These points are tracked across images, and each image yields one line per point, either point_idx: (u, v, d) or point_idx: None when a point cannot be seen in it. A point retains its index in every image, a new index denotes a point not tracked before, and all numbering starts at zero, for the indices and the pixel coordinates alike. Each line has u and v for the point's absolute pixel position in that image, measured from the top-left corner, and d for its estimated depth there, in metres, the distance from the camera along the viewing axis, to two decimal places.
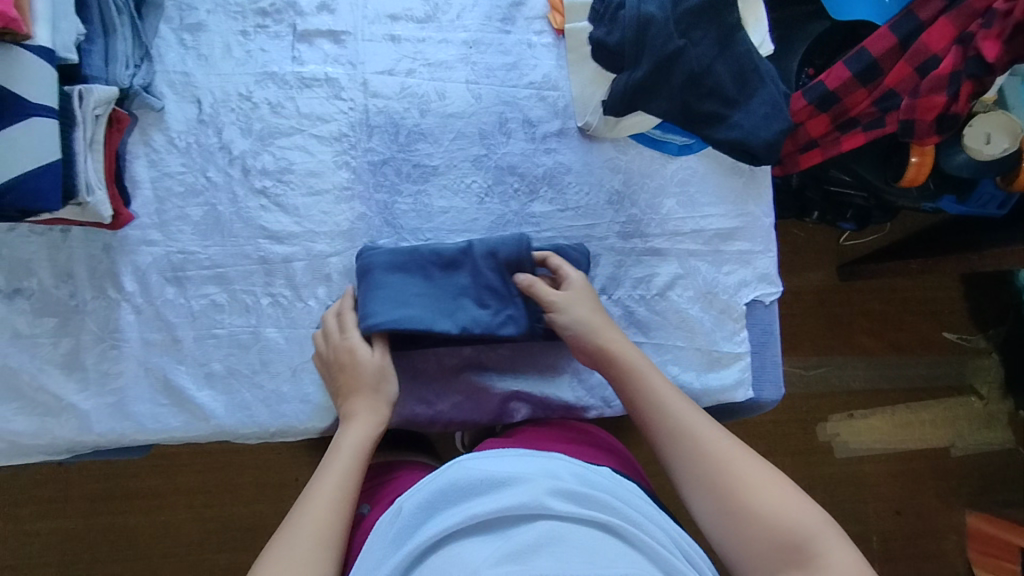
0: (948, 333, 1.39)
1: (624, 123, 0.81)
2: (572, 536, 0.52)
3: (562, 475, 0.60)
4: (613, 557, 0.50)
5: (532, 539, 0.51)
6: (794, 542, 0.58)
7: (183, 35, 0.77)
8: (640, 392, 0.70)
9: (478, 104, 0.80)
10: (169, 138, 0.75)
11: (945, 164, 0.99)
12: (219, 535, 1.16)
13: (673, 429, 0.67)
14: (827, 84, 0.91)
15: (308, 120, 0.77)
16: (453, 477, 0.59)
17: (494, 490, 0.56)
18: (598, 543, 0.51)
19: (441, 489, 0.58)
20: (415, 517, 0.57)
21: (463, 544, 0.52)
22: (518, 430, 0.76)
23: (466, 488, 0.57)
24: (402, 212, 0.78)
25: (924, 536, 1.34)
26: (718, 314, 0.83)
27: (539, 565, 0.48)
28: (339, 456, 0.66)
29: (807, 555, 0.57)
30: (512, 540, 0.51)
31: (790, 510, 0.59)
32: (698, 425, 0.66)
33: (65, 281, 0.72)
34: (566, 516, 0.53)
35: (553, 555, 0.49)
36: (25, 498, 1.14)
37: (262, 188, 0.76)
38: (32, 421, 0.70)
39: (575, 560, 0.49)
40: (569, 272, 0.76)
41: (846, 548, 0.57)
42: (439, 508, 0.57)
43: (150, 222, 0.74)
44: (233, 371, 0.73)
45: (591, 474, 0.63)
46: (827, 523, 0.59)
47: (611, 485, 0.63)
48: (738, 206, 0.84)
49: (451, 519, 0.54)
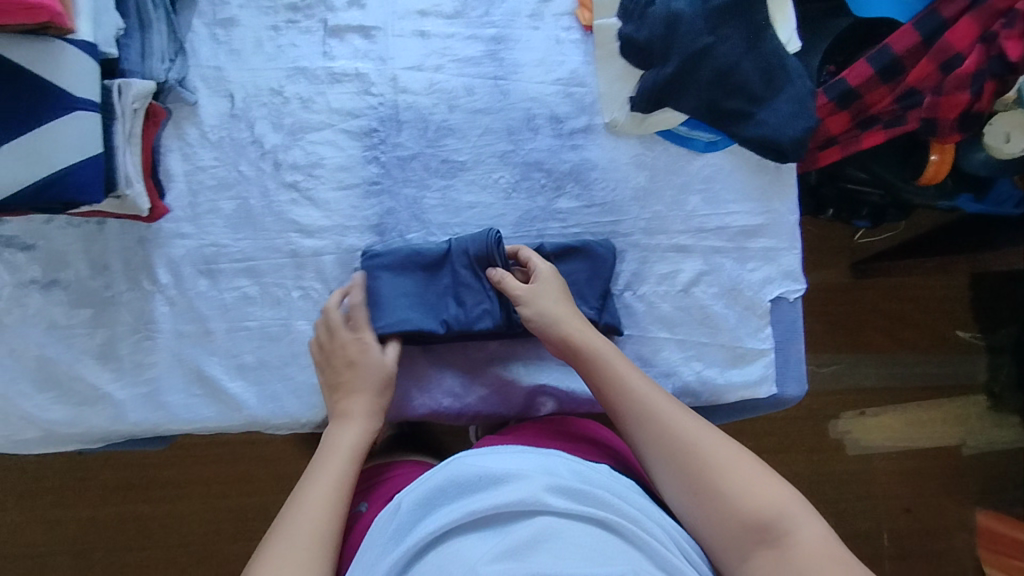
0: (961, 332, 1.39)
1: (652, 120, 0.82)
2: (570, 534, 0.52)
3: (561, 471, 0.61)
4: (612, 555, 0.51)
5: (531, 535, 0.51)
6: (763, 521, 0.59)
7: (215, 30, 0.77)
8: (608, 380, 0.69)
9: (506, 100, 0.81)
10: (202, 132, 0.76)
11: (965, 164, 1.02)
12: (236, 525, 1.17)
13: (641, 416, 0.67)
14: (849, 81, 0.90)
15: (338, 115, 0.78)
16: (450, 473, 0.59)
17: (493, 486, 0.57)
18: (596, 541, 0.52)
19: (440, 486, 0.59)
20: (414, 513, 0.58)
21: (463, 540, 0.53)
22: (529, 422, 0.76)
23: (464, 484, 0.58)
24: (431, 206, 0.79)
25: (933, 533, 1.35)
26: (742, 311, 0.83)
27: (538, 563, 0.49)
28: (335, 454, 0.67)
29: (776, 533, 0.58)
30: (509, 536, 0.52)
31: (758, 490, 0.60)
32: (666, 410, 0.66)
33: (101, 273, 0.73)
34: (564, 513, 0.54)
35: (553, 554, 0.50)
36: (47, 486, 1.15)
37: (293, 181, 0.77)
38: (68, 410, 0.72)
39: (573, 558, 0.49)
40: (537, 264, 0.76)
41: (813, 524, 0.58)
42: (439, 504, 0.57)
43: (184, 215, 0.75)
44: (264, 363, 0.74)
45: (589, 471, 0.63)
46: (794, 499, 0.60)
47: (612, 482, 0.62)
48: (763, 203, 0.85)
49: (451, 514, 0.55)
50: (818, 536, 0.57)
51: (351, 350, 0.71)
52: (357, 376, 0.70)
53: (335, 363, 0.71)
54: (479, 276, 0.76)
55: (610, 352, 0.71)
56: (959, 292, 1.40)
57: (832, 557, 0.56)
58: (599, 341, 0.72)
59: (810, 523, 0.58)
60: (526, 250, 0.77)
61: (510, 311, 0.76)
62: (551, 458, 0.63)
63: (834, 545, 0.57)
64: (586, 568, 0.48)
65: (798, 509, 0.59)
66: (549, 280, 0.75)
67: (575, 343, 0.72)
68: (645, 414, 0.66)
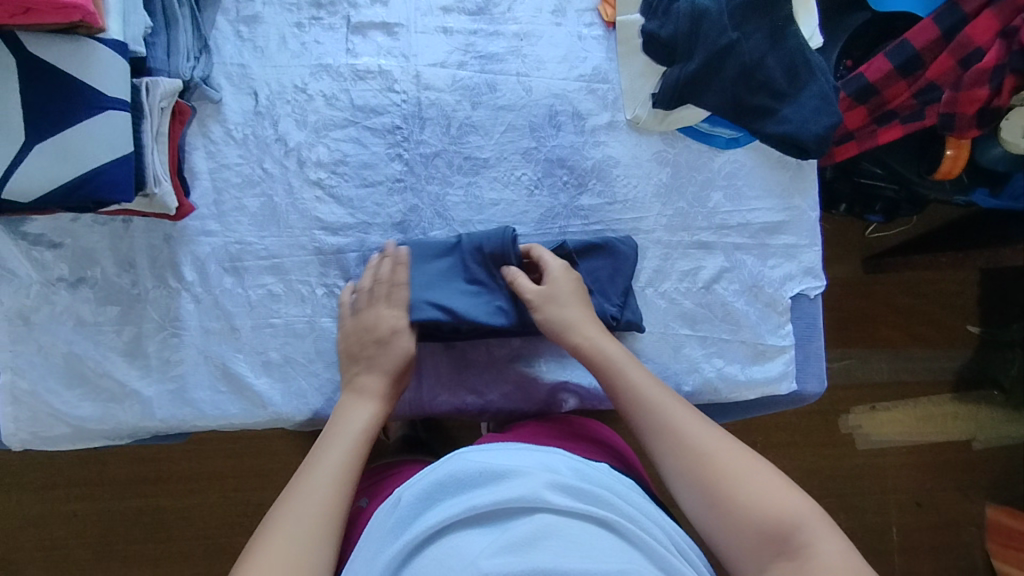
0: (972, 326, 1.39)
1: (674, 116, 0.82)
2: (570, 531, 0.52)
3: (560, 468, 0.60)
4: (610, 552, 0.51)
5: (530, 532, 0.51)
6: (781, 533, 0.57)
7: (239, 27, 0.77)
8: (619, 387, 0.69)
9: (529, 96, 0.81)
10: (227, 130, 0.76)
11: (982, 159, 1.01)
12: (250, 519, 1.18)
13: (654, 421, 0.66)
14: (867, 76, 0.91)
15: (361, 112, 0.78)
16: (452, 469, 0.59)
17: (493, 482, 0.56)
18: (596, 539, 0.52)
19: (441, 481, 0.58)
20: (414, 507, 0.57)
21: (463, 535, 0.53)
22: (545, 419, 0.76)
23: (465, 480, 0.57)
24: (454, 203, 0.79)
25: (943, 527, 1.35)
26: (764, 307, 0.84)
27: (539, 560, 0.48)
28: (338, 436, 0.66)
29: (794, 545, 0.57)
30: (509, 533, 0.51)
31: (775, 500, 0.59)
32: (681, 417, 0.65)
33: (128, 271, 0.73)
34: (564, 510, 0.54)
35: (553, 551, 0.50)
36: (64, 480, 1.16)
37: (317, 179, 0.77)
38: (97, 406, 0.72)
39: (573, 556, 0.49)
40: (549, 261, 0.75)
41: (832, 535, 0.57)
42: (438, 499, 0.57)
43: (209, 212, 0.75)
44: (290, 360, 0.75)
45: (589, 469, 0.62)
46: (812, 510, 0.58)
47: (611, 480, 0.62)
48: (785, 199, 0.84)
49: (451, 510, 0.55)
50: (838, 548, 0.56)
51: (382, 327, 0.71)
52: (386, 357, 0.71)
53: (363, 341, 0.71)
54: (494, 274, 0.76)
55: (624, 356, 0.71)
56: (969, 286, 1.40)
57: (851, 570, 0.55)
58: (613, 345, 0.72)
59: (828, 536, 0.57)
60: (541, 247, 0.76)
61: (522, 309, 0.76)
62: (551, 454, 0.63)
63: (853, 556, 0.56)
64: (586, 566, 0.48)
65: (816, 519, 0.58)
66: (568, 280, 0.75)
67: (590, 348, 0.71)
68: (658, 421, 0.66)
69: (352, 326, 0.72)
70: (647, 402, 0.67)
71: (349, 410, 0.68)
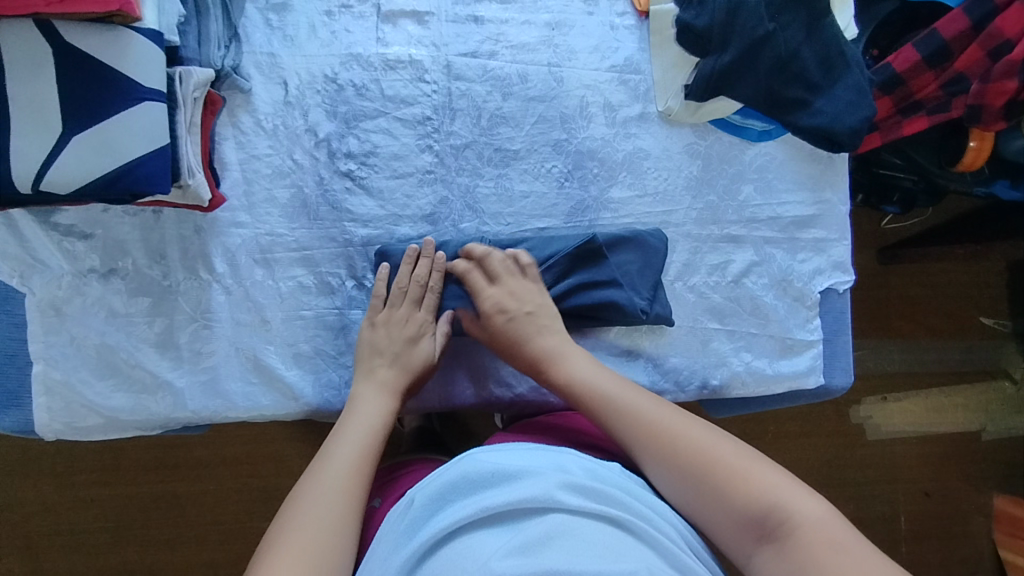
0: (985, 318, 1.39)
1: (706, 108, 0.81)
2: (582, 531, 0.52)
3: (572, 468, 0.60)
4: (623, 552, 0.51)
5: (543, 532, 0.51)
6: (760, 513, 0.57)
7: (269, 15, 0.76)
8: (583, 388, 0.69)
9: (560, 87, 0.80)
10: (257, 120, 0.75)
11: (1004, 151, 0.98)
12: (264, 504, 1.19)
13: (623, 421, 0.65)
14: (894, 66, 0.89)
15: (392, 103, 0.77)
16: (463, 470, 0.58)
17: (505, 482, 0.56)
18: (608, 538, 0.52)
19: (454, 483, 0.58)
20: (427, 508, 0.57)
21: (475, 536, 0.53)
22: (564, 417, 0.77)
23: (476, 480, 0.57)
24: (484, 196, 0.78)
25: (950, 517, 1.36)
26: (792, 301, 0.83)
27: (551, 560, 0.48)
28: (352, 432, 0.65)
29: (775, 523, 0.56)
30: (522, 533, 0.52)
31: (749, 482, 0.58)
32: (644, 408, 0.65)
33: (159, 262, 0.73)
34: (577, 510, 0.54)
35: (564, 551, 0.50)
36: (82, 466, 1.17)
37: (347, 170, 0.76)
38: (129, 398, 0.72)
39: (586, 556, 0.49)
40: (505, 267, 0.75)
41: (807, 502, 0.57)
42: (451, 500, 0.57)
43: (239, 204, 0.74)
44: (320, 352, 0.75)
45: (603, 470, 0.62)
46: (783, 482, 0.58)
47: (623, 479, 0.62)
48: (816, 193, 0.84)
49: (462, 511, 0.54)
50: (816, 518, 0.55)
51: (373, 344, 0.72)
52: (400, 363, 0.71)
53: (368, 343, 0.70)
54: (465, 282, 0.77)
55: (584, 364, 0.70)
56: (984, 277, 1.40)
57: (831, 544, 0.54)
58: (580, 358, 0.71)
59: (804, 504, 0.56)
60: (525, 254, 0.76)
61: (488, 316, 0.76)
62: (562, 455, 0.62)
63: (833, 520, 0.56)
64: (599, 566, 0.48)
65: (795, 491, 0.57)
66: (537, 313, 0.74)
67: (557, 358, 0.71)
68: (626, 417, 0.65)
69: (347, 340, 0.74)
70: (610, 403, 0.66)
71: (366, 395, 0.69)
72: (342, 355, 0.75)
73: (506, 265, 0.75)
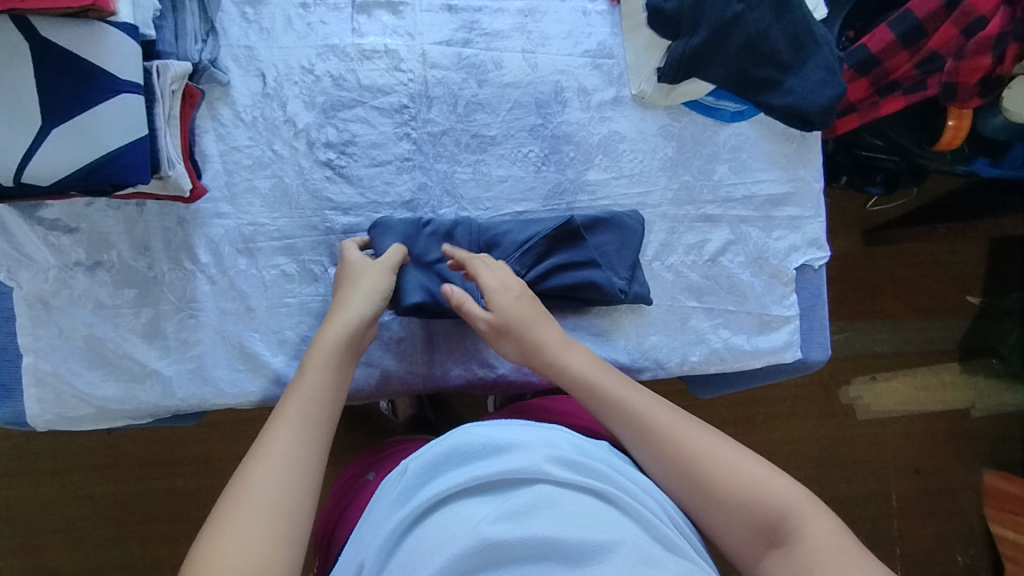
0: (970, 297, 1.41)
1: (679, 91, 0.82)
2: (568, 502, 0.54)
3: (561, 443, 0.61)
4: (606, 522, 0.53)
5: (529, 501, 0.53)
6: (773, 522, 0.58)
7: (244, 9, 0.77)
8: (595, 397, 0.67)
9: (534, 73, 0.81)
10: (236, 112, 0.76)
11: (982, 129, 1.00)
12: None
13: (628, 422, 0.65)
14: (870, 47, 0.91)
15: (369, 92, 0.78)
16: (454, 441, 0.60)
17: (495, 454, 0.58)
18: (591, 509, 0.54)
19: (446, 453, 0.60)
20: (419, 477, 0.59)
21: (464, 504, 0.54)
22: (544, 400, 0.80)
23: (467, 452, 0.59)
24: (462, 181, 0.80)
25: (940, 494, 1.38)
26: (769, 278, 0.85)
27: (538, 528, 0.50)
28: (321, 354, 0.65)
29: (786, 531, 0.57)
30: (509, 501, 0.53)
31: (752, 491, 0.60)
32: (660, 418, 0.65)
33: (143, 254, 0.75)
34: (563, 482, 0.55)
35: (549, 520, 0.51)
36: (83, 464, 1.18)
37: (327, 159, 0.77)
38: (118, 387, 0.74)
39: (571, 525, 0.51)
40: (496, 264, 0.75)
41: (822, 517, 0.57)
42: (442, 470, 0.58)
43: (221, 195, 0.76)
44: (305, 338, 0.76)
45: (591, 446, 0.63)
46: (799, 496, 0.59)
47: (609, 455, 0.64)
48: (790, 171, 0.86)
49: (454, 480, 0.56)
50: (823, 535, 0.56)
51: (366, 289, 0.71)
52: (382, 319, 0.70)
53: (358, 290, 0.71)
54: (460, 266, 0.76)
55: (587, 362, 0.70)
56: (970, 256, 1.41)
57: (839, 550, 0.55)
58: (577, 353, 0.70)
59: (818, 518, 0.57)
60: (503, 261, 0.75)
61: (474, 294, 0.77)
62: (551, 431, 0.64)
63: (843, 534, 0.57)
64: (583, 534, 0.50)
65: (803, 504, 0.58)
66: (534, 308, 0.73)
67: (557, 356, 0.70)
68: (640, 425, 0.65)
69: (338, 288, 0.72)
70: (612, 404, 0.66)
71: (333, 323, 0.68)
72: None
73: (496, 266, 0.74)
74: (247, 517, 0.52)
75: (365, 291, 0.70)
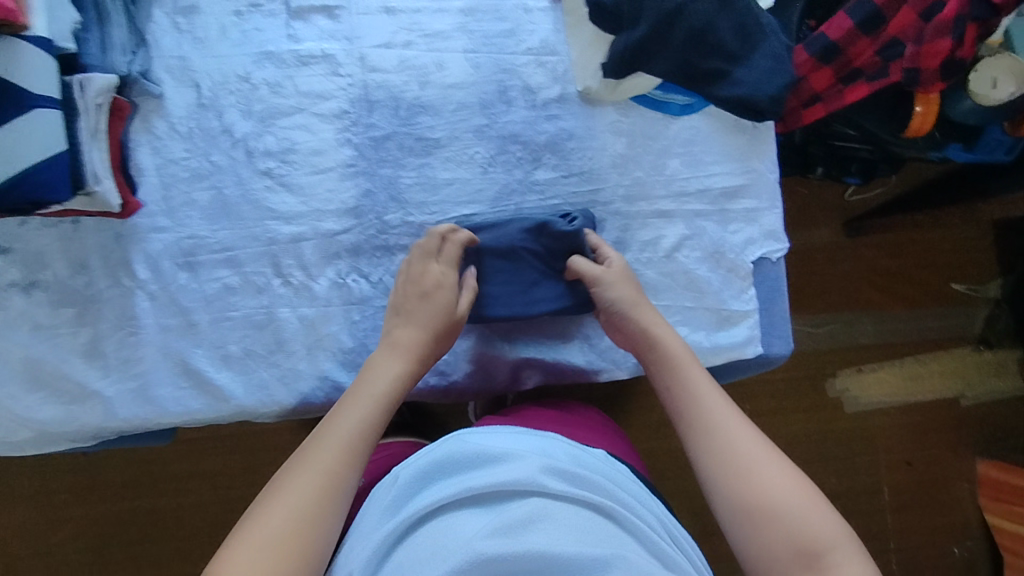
0: (957, 285, 1.38)
1: (624, 86, 0.81)
2: (562, 516, 0.52)
3: (556, 453, 0.59)
4: (601, 537, 0.51)
5: (523, 514, 0.51)
6: (813, 550, 0.57)
7: (176, 19, 0.77)
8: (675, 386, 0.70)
9: (477, 73, 0.80)
10: (171, 124, 0.75)
11: (952, 114, 0.96)
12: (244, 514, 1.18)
13: (698, 417, 0.66)
14: (828, 36, 0.87)
15: (307, 98, 0.77)
16: (449, 450, 0.58)
17: (492, 463, 0.56)
18: (589, 524, 0.52)
19: (439, 461, 0.57)
20: (411, 487, 0.57)
21: (458, 515, 0.53)
22: (528, 407, 0.78)
23: (462, 462, 0.57)
24: (407, 185, 0.78)
25: (932, 486, 1.35)
26: (726, 273, 0.83)
27: (533, 542, 0.48)
28: (377, 376, 0.67)
29: (823, 563, 0.56)
30: (501, 516, 0.51)
31: (786, 507, 0.59)
32: (726, 421, 0.65)
33: (80, 272, 0.73)
34: (559, 496, 0.53)
35: (546, 534, 0.50)
36: (56, 487, 1.17)
37: (267, 168, 0.76)
38: (59, 409, 0.72)
39: (567, 540, 0.49)
40: (609, 252, 0.77)
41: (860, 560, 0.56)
42: (437, 479, 0.56)
43: (158, 209, 0.74)
44: (250, 352, 0.75)
45: (587, 456, 0.61)
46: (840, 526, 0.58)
47: (607, 466, 0.62)
48: (743, 163, 0.84)
49: (445, 490, 0.54)
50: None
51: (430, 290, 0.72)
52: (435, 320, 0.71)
53: (408, 294, 0.72)
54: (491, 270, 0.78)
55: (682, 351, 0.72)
56: (956, 243, 1.39)
57: None
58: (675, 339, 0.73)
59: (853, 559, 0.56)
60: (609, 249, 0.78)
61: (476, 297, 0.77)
62: (547, 440, 0.62)
63: None
64: (579, 548, 0.48)
65: (843, 541, 0.57)
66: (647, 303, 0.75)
67: (651, 337, 0.72)
68: (707, 424, 0.66)
69: (408, 280, 0.73)
70: (684, 391, 0.69)
71: (396, 337, 0.70)
72: (272, 354, 0.75)
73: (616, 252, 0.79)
74: (272, 527, 0.54)
75: (434, 312, 0.71)
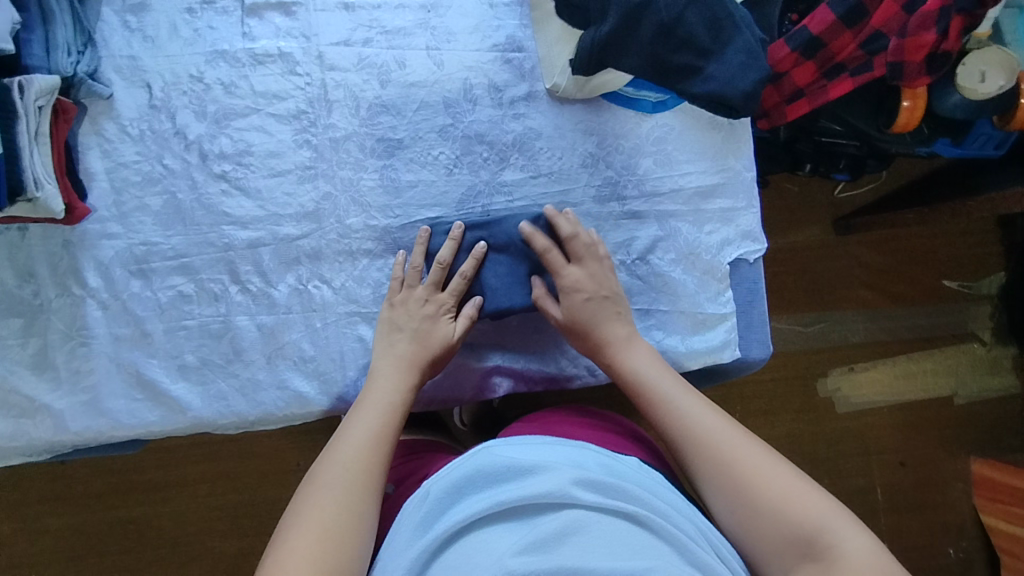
0: (949, 282, 1.35)
1: (594, 83, 0.78)
2: (601, 528, 0.48)
3: (590, 465, 0.57)
4: (639, 549, 0.47)
5: (557, 528, 0.48)
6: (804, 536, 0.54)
7: (126, 17, 0.74)
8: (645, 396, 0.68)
9: (440, 71, 0.77)
10: (121, 126, 0.73)
11: (937, 108, 0.92)
12: (227, 521, 1.15)
13: (675, 419, 0.65)
14: (811, 29, 0.83)
15: (263, 98, 0.75)
16: (478, 463, 0.55)
17: (522, 477, 0.53)
18: (625, 537, 0.48)
19: (469, 475, 0.54)
20: (443, 500, 0.54)
21: (490, 531, 0.50)
22: (541, 415, 0.74)
23: (491, 475, 0.54)
24: (369, 188, 0.75)
25: (925, 486, 1.33)
26: (702, 275, 0.80)
27: (566, 558, 0.45)
28: (384, 382, 0.67)
29: (818, 548, 0.53)
30: (536, 529, 0.48)
31: (773, 497, 0.56)
32: (699, 422, 0.63)
33: (28, 281, 0.71)
34: (593, 508, 0.50)
35: (579, 549, 0.46)
36: (33, 497, 1.14)
37: (222, 172, 0.74)
38: (7, 423, 0.69)
39: (600, 553, 0.46)
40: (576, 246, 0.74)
41: (857, 531, 0.53)
42: (466, 493, 0.53)
43: (109, 214, 0.72)
44: (207, 362, 0.72)
45: (619, 466, 0.58)
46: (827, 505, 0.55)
47: (643, 476, 0.58)
48: (718, 161, 0.81)
49: (477, 505, 0.51)
50: (860, 560, 0.51)
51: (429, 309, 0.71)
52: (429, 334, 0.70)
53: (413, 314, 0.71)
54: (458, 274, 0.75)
55: (645, 360, 0.70)
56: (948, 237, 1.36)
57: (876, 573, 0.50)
58: (640, 349, 0.71)
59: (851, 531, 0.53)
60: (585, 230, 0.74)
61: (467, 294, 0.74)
62: (577, 450, 0.59)
63: (881, 555, 0.52)
64: (613, 564, 0.45)
65: (833, 517, 0.54)
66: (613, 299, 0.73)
67: (606, 353, 0.71)
68: (683, 430, 0.63)
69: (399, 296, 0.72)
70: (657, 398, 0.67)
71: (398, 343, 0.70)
72: (229, 364, 0.72)
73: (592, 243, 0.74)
74: (306, 536, 0.53)
75: (431, 321, 0.71)
